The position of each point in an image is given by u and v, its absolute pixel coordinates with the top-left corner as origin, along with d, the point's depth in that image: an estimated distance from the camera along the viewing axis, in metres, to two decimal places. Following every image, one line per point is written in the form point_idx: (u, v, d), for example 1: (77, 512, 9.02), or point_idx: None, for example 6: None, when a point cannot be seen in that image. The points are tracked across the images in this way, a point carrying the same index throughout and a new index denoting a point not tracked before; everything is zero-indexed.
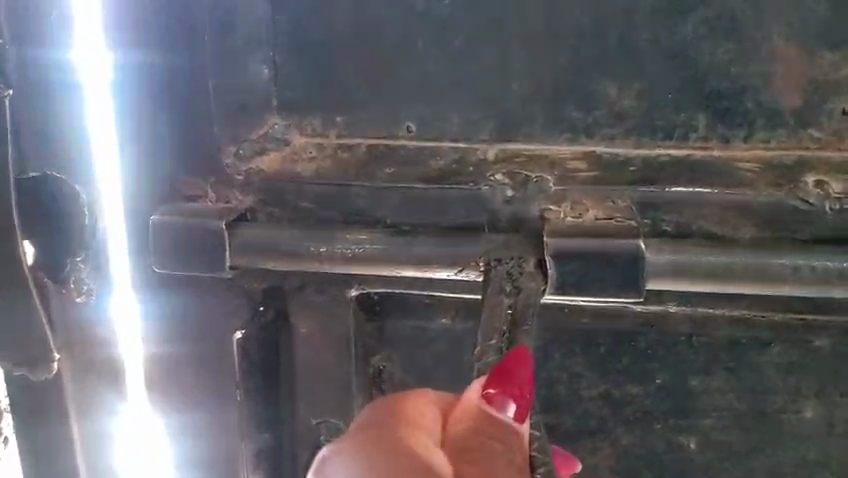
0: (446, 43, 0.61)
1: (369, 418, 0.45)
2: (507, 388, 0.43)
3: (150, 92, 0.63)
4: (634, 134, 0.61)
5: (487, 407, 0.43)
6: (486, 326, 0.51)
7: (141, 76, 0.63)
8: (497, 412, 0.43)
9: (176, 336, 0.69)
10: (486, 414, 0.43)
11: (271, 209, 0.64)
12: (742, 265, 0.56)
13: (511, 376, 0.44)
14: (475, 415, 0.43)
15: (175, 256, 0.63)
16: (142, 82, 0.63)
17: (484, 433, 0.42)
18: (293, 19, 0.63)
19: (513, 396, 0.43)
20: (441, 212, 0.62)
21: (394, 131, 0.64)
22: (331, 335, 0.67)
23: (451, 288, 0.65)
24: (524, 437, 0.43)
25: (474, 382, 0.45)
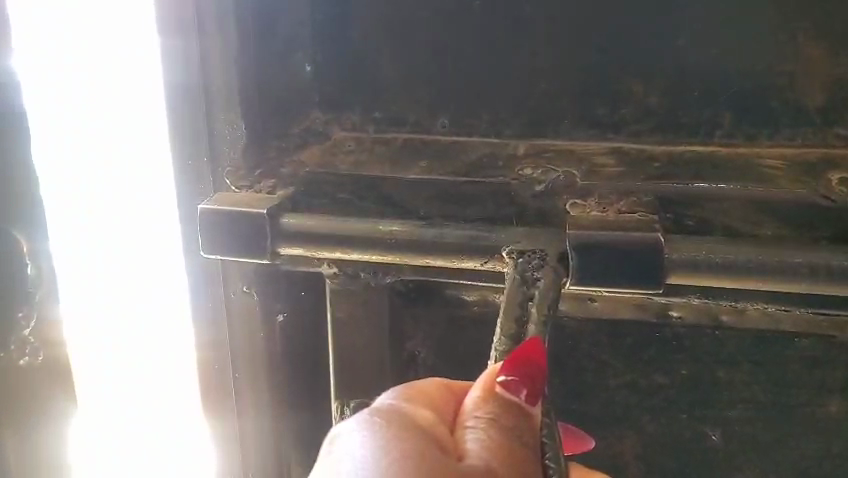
0: (478, 42, 0.64)
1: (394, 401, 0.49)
2: (517, 374, 0.46)
3: (213, 95, 0.67)
4: (659, 131, 0.63)
5: (495, 393, 0.46)
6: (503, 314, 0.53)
7: (206, 82, 0.67)
8: (506, 396, 0.46)
9: (209, 329, 0.73)
10: (495, 399, 0.46)
11: (313, 200, 0.68)
12: (759, 262, 0.58)
13: (523, 362, 0.46)
14: (486, 396, 0.46)
15: (220, 242, 0.65)
16: (207, 85, 0.67)
17: (492, 413, 0.46)
18: (333, 19, 0.66)
19: (522, 383, 0.46)
20: (472, 204, 0.65)
21: (429, 127, 0.67)
22: (367, 318, 0.70)
23: (478, 277, 0.67)
24: (535, 419, 0.46)
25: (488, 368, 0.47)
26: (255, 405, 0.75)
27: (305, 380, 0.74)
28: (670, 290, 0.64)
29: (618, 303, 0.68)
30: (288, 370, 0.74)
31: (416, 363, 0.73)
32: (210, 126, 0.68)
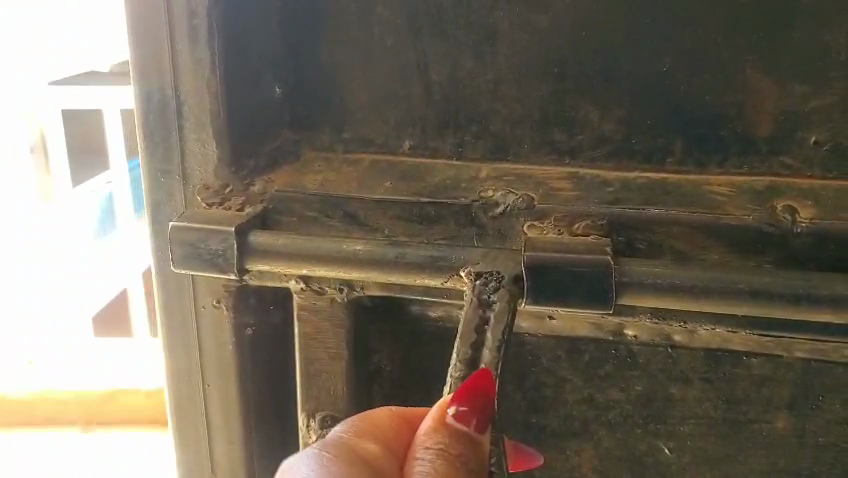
0: (442, 68, 0.67)
1: (350, 434, 0.51)
2: (468, 405, 0.47)
3: (185, 120, 0.68)
4: (614, 157, 0.66)
5: (446, 423, 0.48)
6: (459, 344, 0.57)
7: (179, 107, 0.68)
8: (456, 426, 0.47)
9: (180, 339, 0.75)
10: (446, 429, 0.48)
11: (281, 218, 0.69)
12: (703, 287, 0.59)
13: (474, 395, 0.48)
14: (437, 427, 0.48)
15: (189, 259, 0.67)
16: (180, 110, 0.68)
17: (441, 442, 0.47)
18: (305, 44, 0.68)
19: (472, 414, 0.47)
20: (434, 224, 0.67)
21: (395, 148, 0.69)
22: (331, 333, 0.72)
23: (437, 294, 0.68)
24: (484, 449, 0.48)
25: (440, 400, 0.49)
26: (222, 416, 0.76)
27: (269, 392, 0.76)
28: (621, 309, 0.65)
29: (575, 321, 0.70)
30: (253, 383, 0.75)
31: (381, 376, 0.75)
32: (183, 149, 0.70)
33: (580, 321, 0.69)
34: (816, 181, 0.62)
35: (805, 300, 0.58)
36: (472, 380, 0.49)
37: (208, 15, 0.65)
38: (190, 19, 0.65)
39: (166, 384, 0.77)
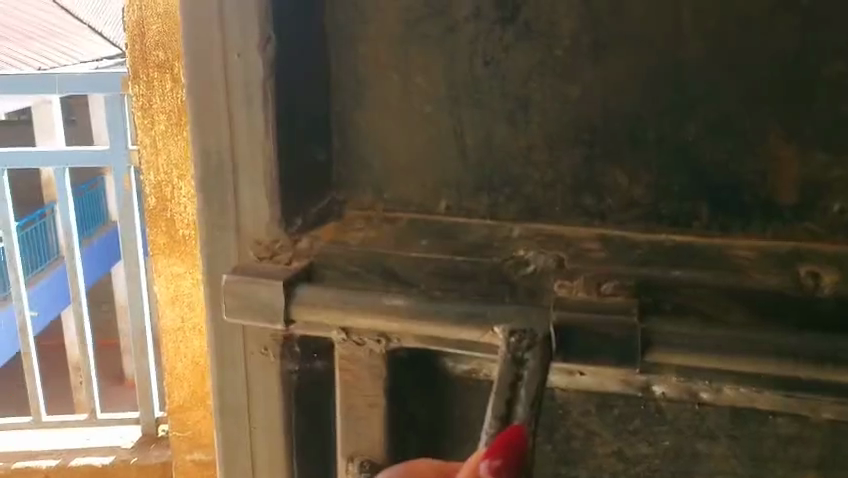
0: (478, 133, 0.71)
1: None
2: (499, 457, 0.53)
3: (239, 181, 0.74)
4: (642, 220, 0.68)
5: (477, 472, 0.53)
6: (494, 397, 0.61)
7: (234, 169, 0.74)
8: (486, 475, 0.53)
9: (228, 382, 0.80)
10: None
11: (323, 271, 0.73)
12: (729, 349, 0.61)
13: (505, 449, 0.54)
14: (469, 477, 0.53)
15: (241, 308, 0.72)
16: (236, 172, 0.74)
17: None
18: (351, 111, 0.74)
19: (502, 464, 0.53)
20: (468, 281, 0.69)
21: (432, 208, 0.74)
22: (369, 383, 0.75)
23: (459, 344, 0.70)
24: None
25: (474, 454, 0.55)
26: (267, 457, 0.81)
27: (312, 436, 0.80)
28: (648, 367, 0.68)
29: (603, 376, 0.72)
30: (296, 428, 0.79)
31: (415, 423, 0.78)
32: (237, 207, 0.75)
33: (605, 375, 0.72)
34: (838, 246, 0.65)
35: (832, 362, 0.60)
36: (503, 438, 0.55)
37: (264, 88, 0.71)
38: (246, 90, 0.71)
39: (214, 424, 0.81)
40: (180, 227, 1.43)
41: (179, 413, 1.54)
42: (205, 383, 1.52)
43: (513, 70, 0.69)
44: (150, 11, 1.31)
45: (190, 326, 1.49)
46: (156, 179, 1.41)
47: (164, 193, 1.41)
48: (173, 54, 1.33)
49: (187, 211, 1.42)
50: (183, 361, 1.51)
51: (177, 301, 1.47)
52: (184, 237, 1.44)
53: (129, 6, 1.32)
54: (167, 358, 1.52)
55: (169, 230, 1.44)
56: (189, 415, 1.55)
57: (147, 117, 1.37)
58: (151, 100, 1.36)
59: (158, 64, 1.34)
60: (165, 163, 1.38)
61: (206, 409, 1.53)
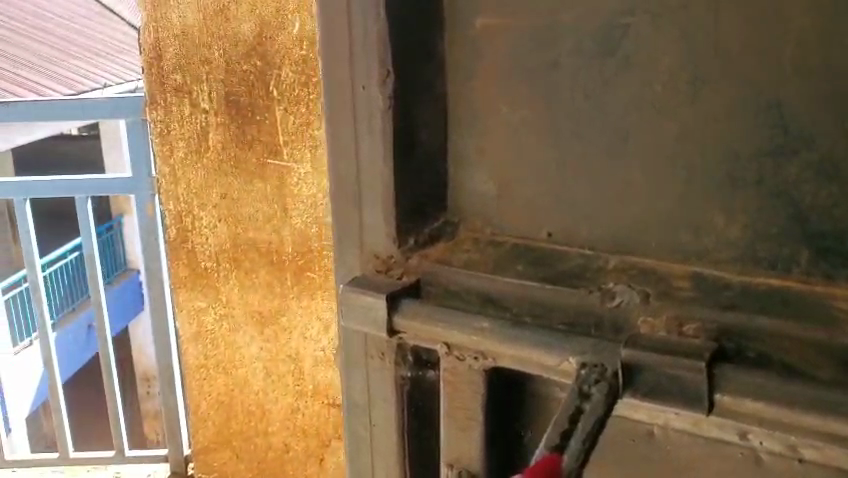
0: (578, 166, 0.72)
1: None
2: None
3: (364, 201, 0.82)
4: (739, 261, 0.66)
5: None
6: (552, 429, 0.63)
7: (360, 190, 0.82)
8: None
9: (353, 383, 0.88)
10: None
11: (430, 288, 0.79)
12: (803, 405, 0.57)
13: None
14: None
15: (355, 317, 0.80)
16: (361, 192, 0.82)
17: None
18: (465, 140, 0.78)
19: None
20: (556, 310, 0.71)
21: (535, 235, 0.76)
22: (469, 396, 0.79)
23: (539, 368, 0.71)
24: None
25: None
26: (384, 455, 0.88)
27: (428, 438, 0.86)
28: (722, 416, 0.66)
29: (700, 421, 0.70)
30: (410, 431, 0.86)
31: (520, 443, 0.81)
32: (360, 224, 0.83)
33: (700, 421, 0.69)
34: None
35: None
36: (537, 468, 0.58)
37: (385, 118, 0.78)
38: (371, 119, 0.79)
39: (343, 420, 0.90)
40: (202, 259, 1.32)
41: (203, 454, 1.44)
42: (230, 424, 1.41)
43: (614, 103, 0.69)
44: (164, 33, 1.21)
45: (215, 364, 1.38)
46: (178, 209, 1.30)
47: (185, 224, 1.31)
48: (191, 78, 1.22)
49: (223, 275, 1.32)
50: (210, 400, 1.41)
51: (204, 336, 1.37)
52: (209, 271, 1.33)
53: (145, 28, 1.22)
54: (191, 396, 1.42)
55: (192, 262, 1.33)
56: (212, 457, 1.44)
57: (166, 142, 1.27)
58: (169, 126, 1.26)
59: (177, 88, 1.23)
60: (187, 190, 1.28)
61: (229, 451, 1.43)
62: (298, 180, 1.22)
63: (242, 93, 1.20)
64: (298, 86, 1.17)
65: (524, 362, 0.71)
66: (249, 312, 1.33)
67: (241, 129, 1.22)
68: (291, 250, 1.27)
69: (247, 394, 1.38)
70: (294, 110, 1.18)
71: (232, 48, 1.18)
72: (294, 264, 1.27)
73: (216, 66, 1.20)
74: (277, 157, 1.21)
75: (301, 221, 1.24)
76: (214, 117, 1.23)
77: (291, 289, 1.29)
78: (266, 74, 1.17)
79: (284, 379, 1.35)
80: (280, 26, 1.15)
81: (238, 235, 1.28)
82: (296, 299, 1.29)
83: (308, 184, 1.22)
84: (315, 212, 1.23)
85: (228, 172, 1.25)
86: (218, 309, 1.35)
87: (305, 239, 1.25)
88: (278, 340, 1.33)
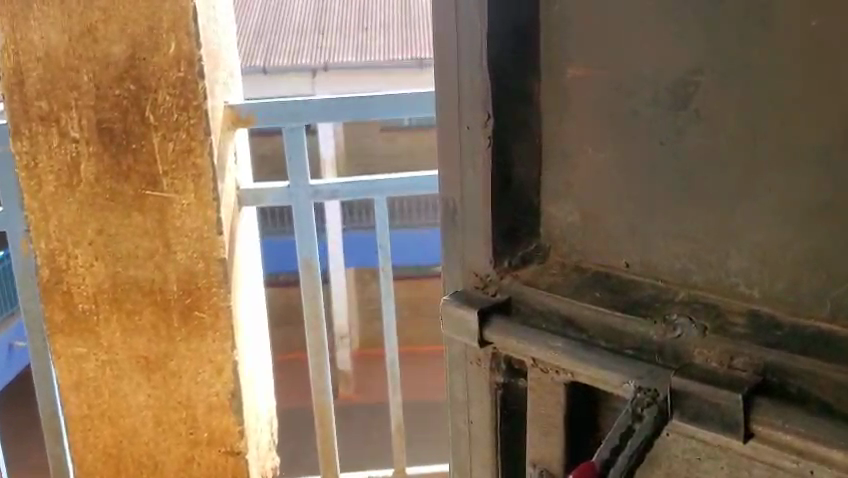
0: (649, 206, 0.79)
1: None
2: None
3: (466, 224, 0.94)
4: (791, 302, 0.71)
5: None
6: (605, 444, 0.76)
7: (463, 214, 0.94)
8: None
9: (455, 381, 0.99)
10: None
11: (518, 306, 0.89)
12: (824, 437, 0.65)
13: None
14: None
15: (453, 327, 0.91)
16: (464, 217, 0.94)
17: None
18: (554, 176, 0.87)
19: None
20: (626, 336, 0.79)
21: (615, 264, 0.84)
22: (551, 406, 0.88)
23: (606, 387, 0.80)
24: None
25: None
26: (480, 448, 0.99)
27: (519, 437, 0.96)
28: (770, 453, 0.69)
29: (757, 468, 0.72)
30: (503, 430, 0.96)
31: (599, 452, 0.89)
32: (463, 245, 0.95)
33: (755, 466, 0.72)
34: None
35: None
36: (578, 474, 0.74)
37: (485, 155, 0.89)
38: (473, 154, 0.91)
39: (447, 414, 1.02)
40: (81, 299, 1.90)
41: None
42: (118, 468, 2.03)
43: (683, 150, 0.76)
44: (30, 60, 1.73)
45: (96, 413, 1.98)
46: (52, 249, 1.87)
47: (59, 263, 1.88)
48: (60, 108, 1.76)
49: (98, 310, 1.90)
50: (95, 452, 2.02)
51: (85, 386, 1.96)
52: (87, 313, 1.91)
53: (8, 50, 1.73)
54: (81, 450, 2.03)
55: (68, 301, 1.91)
56: None
57: (34, 175, 1.81)
58: (37, 156, 1.80)
59: (44, 116, 1.76)
60: (58, 228, 1.85)
61: None
62: (176, 208, 1.80)
63: (117, 119, 1.75)
64: (175, 110, 1.74)
65: (596, 380, 0.80)
66: (135, 359, 1.92)
67: (114, 157, 1.78)
68: (176, 288, 1.86)
69: (136, 444, 2.00)
70: (169, 136, 1.75)
71: (100, 69, 1.72)
72: (181, 302, 1.87)
73: (86, 92, 1.74)
74: (157, 187, 1.79)
75: (183, 258, 1.83)
76: (87, 148, 1.78)
77: (178, 332, 1.89)
78: (142, 99, 1.73)
79: (175, 428, 1.97)
80: (154, 47, 1.70)
81: (117, 272, 1.86)
82: (185, 342, 1.89)
83: (185, 217, 1.80)
84: (202, 246, 1.82)
85: (101, 202, 1.82)
86: (99, 347, 1.93)
87: (190, 277, 1.84)
88: (193, 358, 1.90)
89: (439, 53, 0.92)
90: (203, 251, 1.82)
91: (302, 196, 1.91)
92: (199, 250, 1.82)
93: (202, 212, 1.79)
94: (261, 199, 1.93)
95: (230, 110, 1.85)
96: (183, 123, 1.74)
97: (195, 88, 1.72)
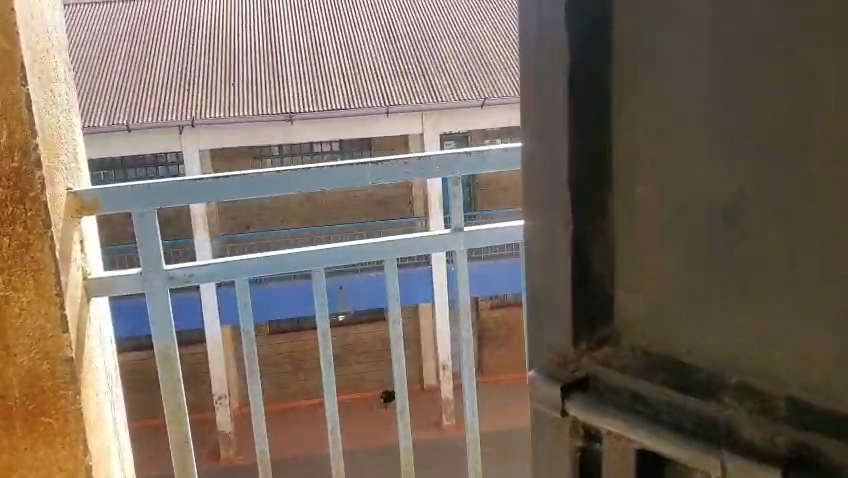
0: (705, 305, 0.97)
1: None
2: None
3: (549, 308, 1.14)
4: (822, 390, 0.88)
5: None
6: None
7: (547, 300, 1.14)
8: None
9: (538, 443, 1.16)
10: None
11: (595, 382, 1.08)
12: None
13: None
14: None
15: (539, 398, 1.11)
16: (548, 303, 1.14)
17: None
18: (625, 275, 1.05)
19: None
20: (687, 413, 0.99)
21: (677, 350, 1.01)
22: (623, 468, 1.05)
23: (670, 454, 0.98)
24: None
25: None
26: None
27: None
28: None
29: None
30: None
31: None
32: (547, 326, 1.14)
33: None
34: None
35: None
36: None
37: (566, 255, 1.09)
38: (556, 253, 1.11)
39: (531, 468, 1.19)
40: None
41: None
42: None
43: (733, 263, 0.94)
44: None
45: None
46: None
47: None
48: None
49: None
50: None
51: None
52: None
53: None
54: None
55: None
56: None
57: None
58: None
59: None
60: None
61: None
62: (16, 305, 1.99)
63: None
64: (9, 204, 1.95)
65: (662, 449, 0.99)
66: None
67: None
68: (20, 390, 2.03)
69: None
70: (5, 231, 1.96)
71: None
72: (27, 406, 2.04)
73: None
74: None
75: (25, 360, 2.02)
76: None
77: (22, 438, 2.06)
78: None
79: None
80: None
81: None
82: (28, 446, 2.07)
83: (25, 316, 2.00)
84: (44, 345, 2.02)
85: None
86: None
87: (35, 379, 2.04)
88: (46, 458, 2.08)
89: (530, 160, 1.12)
90: (45, 350, 2.02)
91: (155, 280, 2.22)
92: (41, 350, 2.02)
93: (43, 310, 2.00)
94: (109, 288, 2.22)
95: (73, 197, 2.16)
96: (19, 217, 1.96)
97: (31, 179, 1.95)
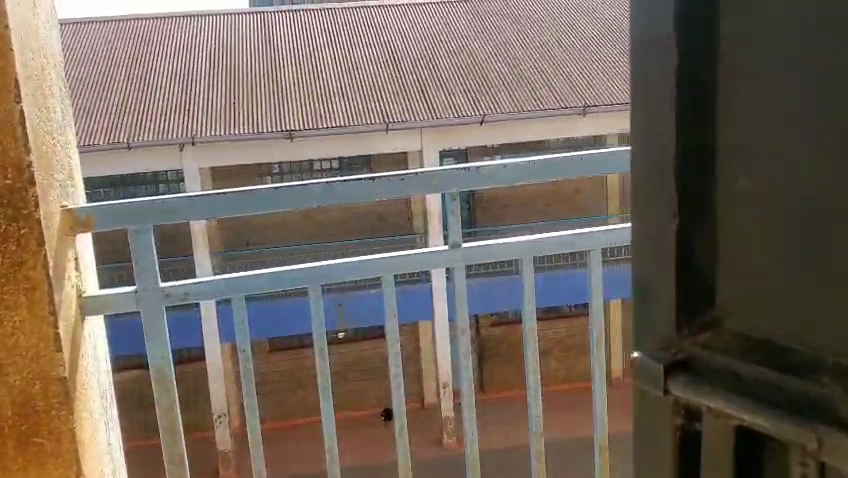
0: (803, 291, 1.04)
1: None
2: None
3: (655, 295, 1.21)
4: None
5: None
6: None
7: (654, 288, 1.22)
8: None
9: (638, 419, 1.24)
10: None
11: (696, 364, 1.14)
12: None
13: None
14: None
15: (641, 377, 1.18)
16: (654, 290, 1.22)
17: None
18: (729, 262, 1.12)
19: None
20: (785, 392, 1.05)
21: (774, 334, 1.07)
22: (721, 446, 1.12)
23: (769, 431, 1.05)
24: None
25: None
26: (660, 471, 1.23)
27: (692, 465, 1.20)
28: None
29: None
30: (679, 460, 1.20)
31: None
32: (652, 312, 1.22)
33: None
34: None
35: None
36: None
37: (674, 244, 1.17)
38: (664, 244, 1.19)
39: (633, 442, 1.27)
40: None
41: None
42: None
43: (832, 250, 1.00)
44: None
45: None
46: None
47: None
48: None
49: None
50: None
51: None
52: None
53: None
54: None
55: None
56: None
57: None
58: None
59: None
60: None
61: None
62: (8, 325, 1.86)
63: None
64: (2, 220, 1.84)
65: (761, 426, 1.05)
66: None
67: None
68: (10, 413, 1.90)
69: None
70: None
71: None
72: (23, 429, 1.90)
73: None
74: None
75: (16, 379, 1.88)
76: None
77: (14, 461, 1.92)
78: None
79: None
80: None
81: None
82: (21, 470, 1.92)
83: (17, 334, 1.87)
84: (38, 364, 1.88)
85: None
86: None
87: (26, 400, 1.90)
88: None
89: (640, 157, 1.20)
90: (39, 370, 1.89)
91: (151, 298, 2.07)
92: (35, 370, 1.89)
93: (38, 329, 1.88)
94: (106, 305, 2.08)
95: (67, 214, 2.02)
96: (12, 234, 1.85)
97: (24, 195, 1.84)
